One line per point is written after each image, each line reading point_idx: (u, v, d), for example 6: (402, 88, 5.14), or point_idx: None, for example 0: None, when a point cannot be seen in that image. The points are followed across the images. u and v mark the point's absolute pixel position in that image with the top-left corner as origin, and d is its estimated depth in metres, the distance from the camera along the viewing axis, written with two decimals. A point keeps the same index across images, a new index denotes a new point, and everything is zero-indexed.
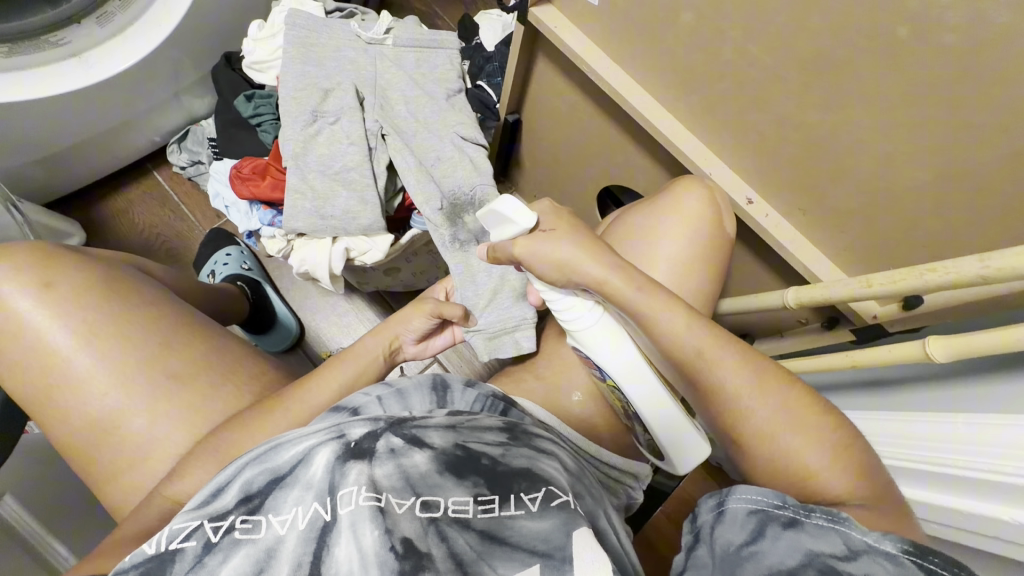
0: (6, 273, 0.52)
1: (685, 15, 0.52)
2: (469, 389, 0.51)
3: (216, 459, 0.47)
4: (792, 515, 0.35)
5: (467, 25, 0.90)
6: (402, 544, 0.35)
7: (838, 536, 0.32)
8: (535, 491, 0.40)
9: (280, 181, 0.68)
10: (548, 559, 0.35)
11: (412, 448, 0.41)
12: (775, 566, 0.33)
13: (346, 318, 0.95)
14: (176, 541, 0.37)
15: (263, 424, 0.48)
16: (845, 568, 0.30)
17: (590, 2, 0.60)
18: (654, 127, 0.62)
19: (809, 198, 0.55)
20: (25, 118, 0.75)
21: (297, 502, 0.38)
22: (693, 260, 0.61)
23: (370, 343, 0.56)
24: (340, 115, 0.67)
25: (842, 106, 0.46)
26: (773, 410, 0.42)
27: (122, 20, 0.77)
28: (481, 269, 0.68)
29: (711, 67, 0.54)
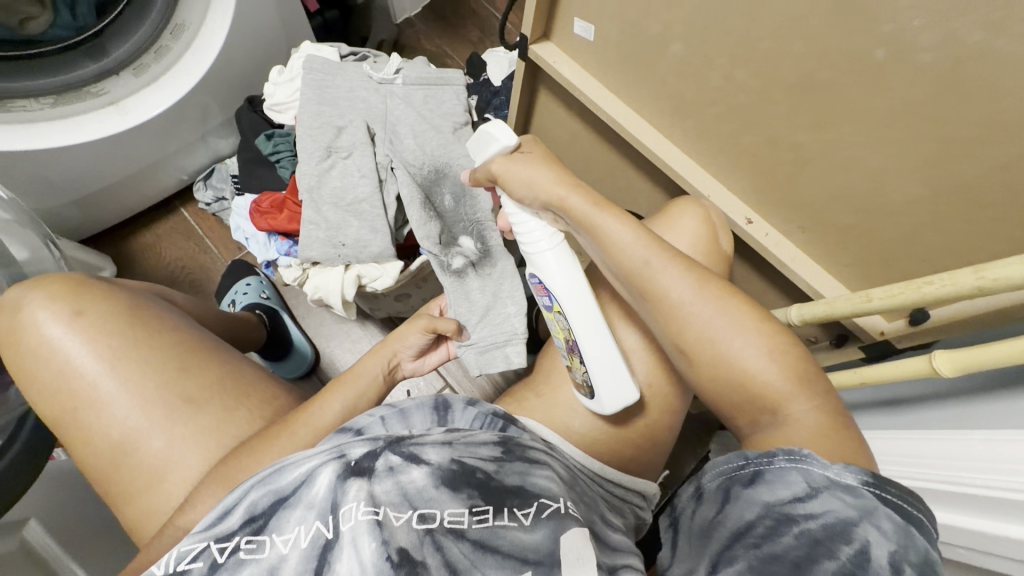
0: (42, 302, 0.56)
1: (676, 46, 0.55)
2: (469, 408, 0.52)
3: (228, 482, 0.48)
4: (754, 470, 0.37)
5: (474, 62, 0.95)
6: (398, 554, 0.36)
7: (799, 475, 0.34)
8: (527, 506, 0.41)
9: (296, 214, 0.72)
10: (538, 566, 0.36)
11: (409, 464, 0.42)
12: (737, 526, 0.35)
13: (361, 345, 0.98)
14: (183, 562, 0.37)
15: (273, 443, 0.50)
16: (801, 510, 0.33)
17: (585, 39, 0.64)
18: (652, 153, 0.64)
19: (806, 216, 0.56)
20: (66, 162, 0.81)
21: (300, 521, 0.39)
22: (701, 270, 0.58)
23: (370, 361, 0.57)
24: (353, 149, 0.70)
25: (831, 123, 0.47)
26: (714, 315, 0.43)
27: (156, 70, 0.84)
28: (475, 286, 0.70)
29: (703, 93, 0.56)
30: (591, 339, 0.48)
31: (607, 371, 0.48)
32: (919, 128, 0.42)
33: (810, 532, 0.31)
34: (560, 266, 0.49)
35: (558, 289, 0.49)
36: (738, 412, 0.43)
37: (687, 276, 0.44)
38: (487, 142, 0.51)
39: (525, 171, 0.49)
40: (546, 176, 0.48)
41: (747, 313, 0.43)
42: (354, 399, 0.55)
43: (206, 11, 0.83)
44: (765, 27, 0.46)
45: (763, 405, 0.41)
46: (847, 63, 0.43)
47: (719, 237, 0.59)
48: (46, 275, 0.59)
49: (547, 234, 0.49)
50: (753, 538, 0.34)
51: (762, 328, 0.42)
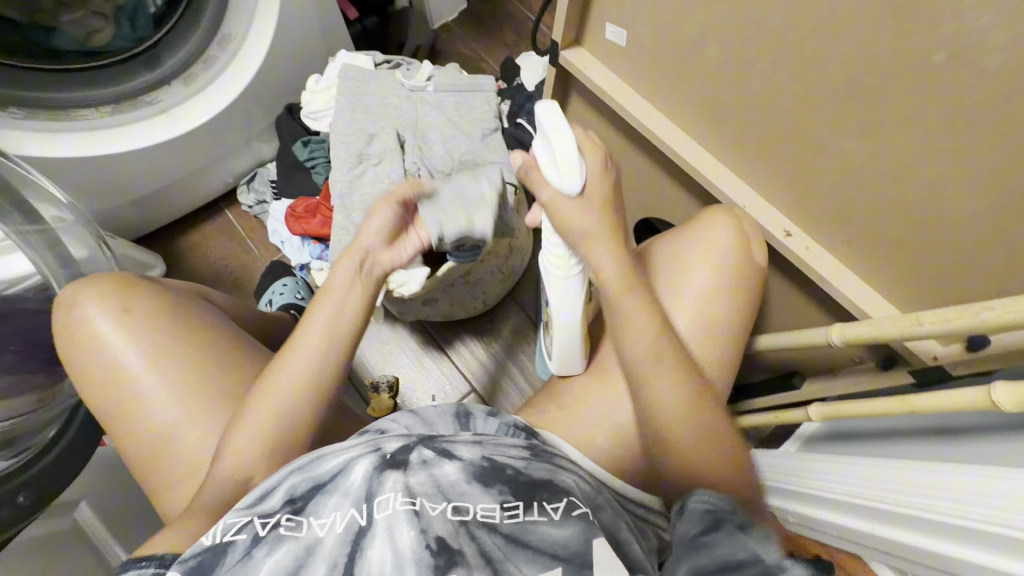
0: (93, 299, 0.59)
1: (711, 50, 0.52)
2: (491, 418, 0.52)
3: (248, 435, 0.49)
4: (739, 520, 0.43)
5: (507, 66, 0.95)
6: (436, 543, 0.36)
7: (771, 546, 0.41)
8: (556, 501, 0.40)
9: (329, 219, 0.74)
10: (568, 564, 0.36)
11: (442, 459, 0.42)
12: (724, 556, 0.39)
13: (390, 347, 1.00)
14: (229, 533, 0.39)
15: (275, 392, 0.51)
16: (762, 556, 0.40)
17: (619, 44, 0.62)
18: (685, 160, 0.61)
19: (852, 230, 0.53)
20: (122, 166, 0.86)
21: (336, 507, 0.39)
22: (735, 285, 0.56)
23: (340, 272, 0.55)
24: (382, 156, 0.71)
25: (880, 130, 0.44)
26: (694, 429, 0.49)
27: (204, 79, 0.89)
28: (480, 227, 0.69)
29: (739, 100, 0.53)
30: (563, 345, 0.58)
31: (566, 364, 0.60)
32: (982, 139, 0.39)
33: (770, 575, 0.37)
34: (564, 290, 0.56)
35: (554, 300, 0.57)
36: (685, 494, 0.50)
37: (684, 392, 0.49)
38: (551, 161, 0.49)
39: (570, 216, 0.50)
40: (596, 226, 0.50)
41: (718, 432, 0.49)
42: (331, 322, 0.53)
43: (251, 22, 0.86)
44: (811, 30, 0.43)
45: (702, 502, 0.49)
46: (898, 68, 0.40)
47: (753, 250, 0.56)
48: (96, 275, 0.63)
49: (567, 264, 0.54)
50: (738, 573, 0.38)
51: (727, 440, 0.50)
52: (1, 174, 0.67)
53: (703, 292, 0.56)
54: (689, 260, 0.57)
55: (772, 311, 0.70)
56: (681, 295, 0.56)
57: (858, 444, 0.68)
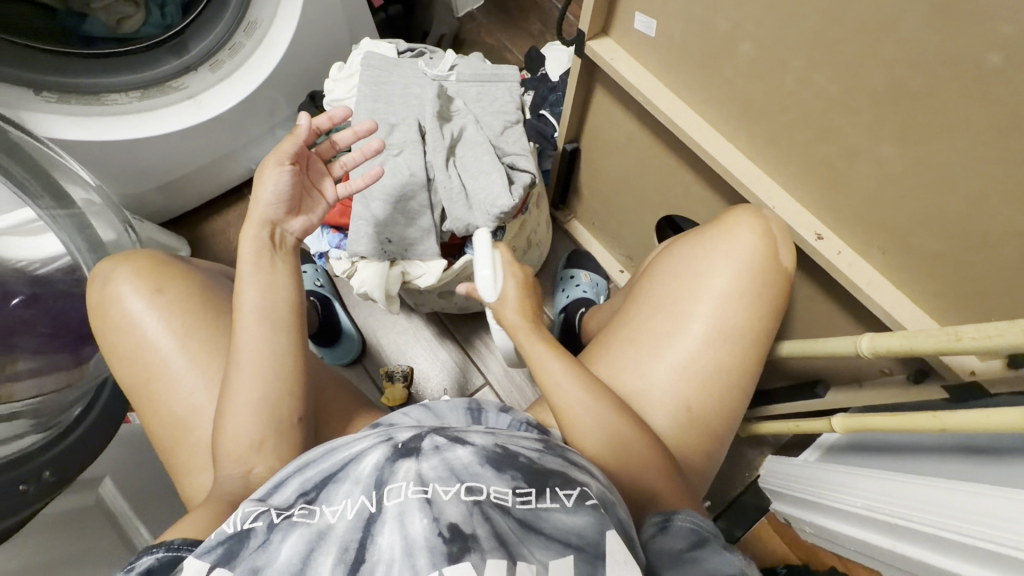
0: (127, 276, 0.61)
1: (746, 44, 0.50)
2: (503, 414, 0.52)
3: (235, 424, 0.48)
4: (721, 541, 0.42)
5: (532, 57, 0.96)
6: (449, 530, 0.34)
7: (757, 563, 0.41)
8: (570, 488, 0.40)
9: (348, 208, 0.74)
10: (581, 553, 0.35)
11: (454, 443, 0.41)
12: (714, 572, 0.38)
13: (406, 338, 1.01)
14: (247, 521, 0.37)
15: (237, 379, 0.50)
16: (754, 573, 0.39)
17: (646, 35, 0.59)
18: (712, 158, 0.59)
19: (888, 237, 0.50)
20: (149, 151, 0.88)
21: (347, 495, 0.38)
22: (756, 291, 0.54)
23: (256, 247, 0.54)
24: (404, 147, 0.68)
25: (923, 129, 0.41)
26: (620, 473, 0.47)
27: (230, 66, 0.89)
28: (469, 176, 0.67)
29: (774, 97, 0.51)
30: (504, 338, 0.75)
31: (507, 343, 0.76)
32: None
33: None
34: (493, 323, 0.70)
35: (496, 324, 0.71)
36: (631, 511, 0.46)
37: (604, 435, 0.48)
38: (489, 262, 0.62)
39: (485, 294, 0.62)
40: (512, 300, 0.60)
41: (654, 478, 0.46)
42: (256, 314, 0.51)
43: (277, 9, 0.86)
44: (855, 23, 0.41)
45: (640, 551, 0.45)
46: (950, 70, 0.37)
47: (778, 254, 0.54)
48: (131, 252, 0.64)
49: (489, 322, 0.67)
50: None
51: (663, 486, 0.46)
52: (34, 157, 0.69)
53: (725, 296, 0.54)
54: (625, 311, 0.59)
55: (798, 317, 0.67)
56: (701, 299, 0.54)
57: (891, 457, 0.65)
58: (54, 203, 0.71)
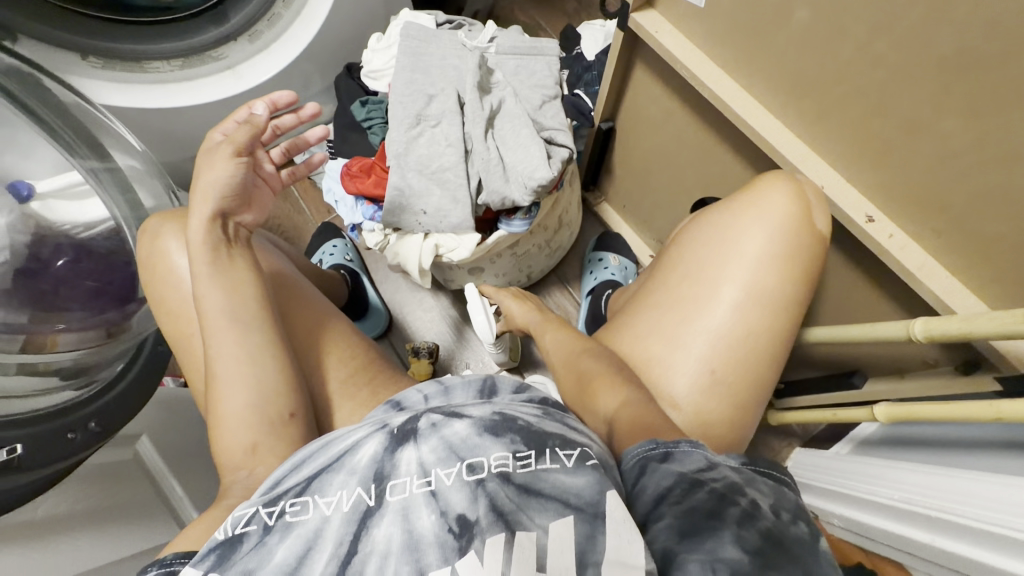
0: (176, 231, 0.62)
1: (803, 12, 0.48)
2: (518, 393, 0.50)
3: (224, 428, 0.48)
4: (663, 451, 0.40)
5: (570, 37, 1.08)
6: (457, 522, 0.35)
7: (700, 454, 0.39)
8: (570, 448, 0.39)
9: (383, 179, 0.74)
10: (580, 513, 0.35)
11: (452, 419, 0.42)
12: (653, 495, 0.37)
13: (433, 315, 1.01)
14: (239, 526, 0.37)
15: (219, 379, 0.49)
16: (702, 475, 0.37)
17: (693, 5, 0.57)
18: (759, 135, 0.57)
19: (948, 220, 0.48)
20: (187, 120, 0.89)
21: (342, 486, 0.38)
22: (787, 253, 0.53)
23: (212, 233, 0.53)
24: (442, 117, 0.68)
25: (983, 96, 0.40)
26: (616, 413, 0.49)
27: (268, 37, 0.90)
28: (504, 147, 0.67)
29: (830, 68, 0.49)
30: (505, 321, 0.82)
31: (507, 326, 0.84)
32: None
33: (714, 488, 0.35)
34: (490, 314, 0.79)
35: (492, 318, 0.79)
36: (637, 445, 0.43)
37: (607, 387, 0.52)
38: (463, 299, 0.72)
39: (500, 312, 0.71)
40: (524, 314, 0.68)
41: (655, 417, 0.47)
42: (220, 305, 0.50)
43: None
44: None
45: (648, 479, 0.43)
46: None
47: (813, 217, 0.53)
48: (179, 210, 0.65)
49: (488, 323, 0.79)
50: (671, 499, 0.36)
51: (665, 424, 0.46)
52: (82, 121, 0.73)
53: (758, 260, 0.53)
54: (647, 283, 0.60)
55: (839, 305, 0.65)
56: (728, 265, 0.54)
57: (931, 451, 0.63)
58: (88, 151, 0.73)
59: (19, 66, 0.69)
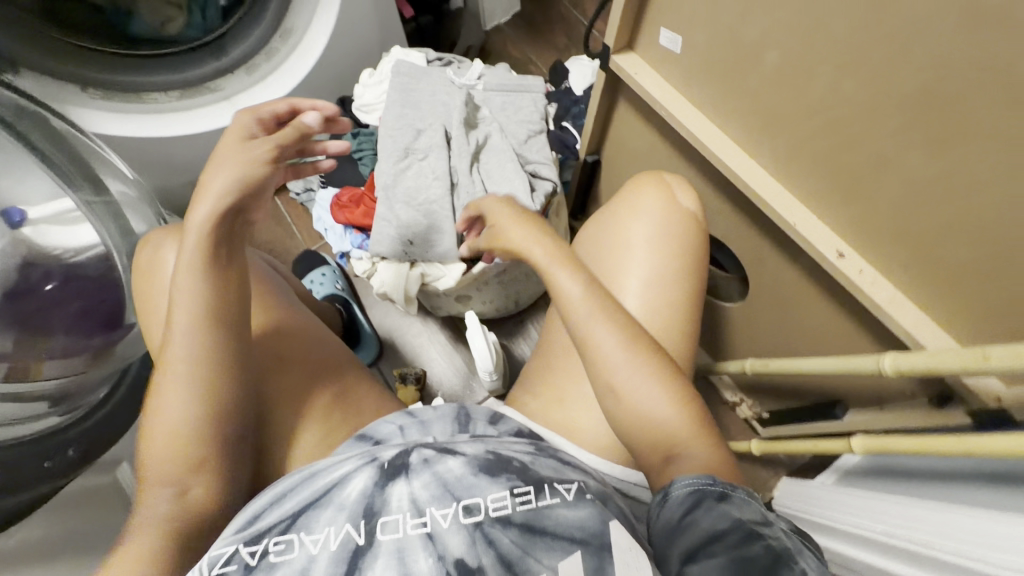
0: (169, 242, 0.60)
1: (771, 57, 0.50)
2: (494, 422, 0.52)
3: (160, 432, 0.45)
4: (721, 490, 0.39)
5: (558, 69, 1.15)
6: (454, 563, 0.37)
7: (759, 507, 0.38)
8: (567, 483, 0.42)
9: (372, 209, 0.76)
10: (587, 546, 0.38)
11: (445, 456, 0.44)
12: (708, 536, 0.36)
13: (421, 340, 1.02)
14: (216, 566, 0.39)
15: (169, 372, 0.46)
16: (762, 529, 0.36)
17: (670, 50, 0.60)
18: (733, 173, 0.59)
19: (916, 258, 0.49)
20: (184, 148, 0.91)
21: (329, 522, 0.40)
22: (670, 235, 0.59)
23: (222, 225, 0.49)
24: (429, 151, 0.70)
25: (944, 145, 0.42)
26: (624, 361, 0.46)
27: (265, 69, 0.92)
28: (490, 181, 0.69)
29: (802, 113, 0.51)
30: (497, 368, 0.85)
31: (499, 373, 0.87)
32: None
33: (773, 548, 0.35)
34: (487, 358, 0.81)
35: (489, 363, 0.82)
36: (648, 451, 0.45)
37: (618, 337, 0.47)
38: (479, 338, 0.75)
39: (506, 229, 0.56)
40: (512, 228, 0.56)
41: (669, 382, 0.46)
42: (210, 297, 0.47)
43: (312, 16, 0.89)
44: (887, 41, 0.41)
45: (664, 448, 0.44)
46: (994, 74, 0.37)
47: (676, 198, 0.61)
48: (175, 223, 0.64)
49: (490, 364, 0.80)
50: (725, 544, 0.35)
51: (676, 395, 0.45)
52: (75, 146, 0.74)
53: (645, 244, 0.60)
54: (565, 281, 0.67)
55: (816, 337, 0.66)
56: (625, 252, 0.60)
57: (911, 484, 0.63)
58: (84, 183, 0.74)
59: (17, 100, 0.70)
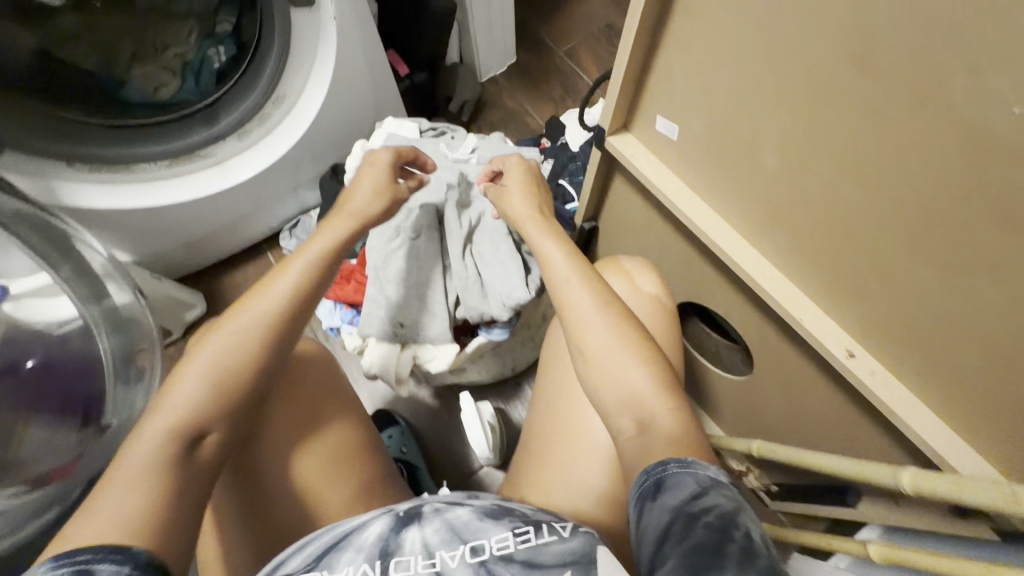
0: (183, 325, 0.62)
1: (769, 158, 0.48)
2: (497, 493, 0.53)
3: (201, 367, 0.47)
4: (656, 478, 0.39)
5: (554, 124, 1.13)
6: None
7: (690, 478, 0.38)
8: (566, 523, 0.42)
9: (363, 285, 0.74)
10: (577, 566, 0.38)
11: (453, 505, 0.46)
12: (657, 533, 0.36)
13: (413, 408, 0.97)
14: None
15: (231, 322, 0.50)
16: (697, 505, 0.36)
17: (667, 136, 0.58)
18: (736, 264, 0.57)
19: (929, 366, 0.47)
20: (175, 214, 0.90)
21: (349, 562, 0.41)
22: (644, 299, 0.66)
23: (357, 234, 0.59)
24: (421, 231, 0.68)
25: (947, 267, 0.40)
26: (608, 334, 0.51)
27: (256, 134, 0.91)
28: (482, 262, 0.67)
29: (806, 214, 0.49)
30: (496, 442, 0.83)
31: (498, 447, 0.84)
32: None
33: (712, 522, 0.34)
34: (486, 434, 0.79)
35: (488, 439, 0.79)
36: (621, 412, 0.47)
37: (596, 301, 0.53)
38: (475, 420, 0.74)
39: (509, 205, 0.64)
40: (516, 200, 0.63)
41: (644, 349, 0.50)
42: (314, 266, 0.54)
43: (305, 83, 0.89)
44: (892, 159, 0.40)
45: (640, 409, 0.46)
46: (992, 181, 0.35)
47: (637, 283, 0.67)
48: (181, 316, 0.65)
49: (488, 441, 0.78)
50: (672, 537, 0.35)
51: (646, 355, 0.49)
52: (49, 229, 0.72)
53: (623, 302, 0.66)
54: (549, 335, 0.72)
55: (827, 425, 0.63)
56: None
57: None
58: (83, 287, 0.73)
59: (33, 212, 0.69)
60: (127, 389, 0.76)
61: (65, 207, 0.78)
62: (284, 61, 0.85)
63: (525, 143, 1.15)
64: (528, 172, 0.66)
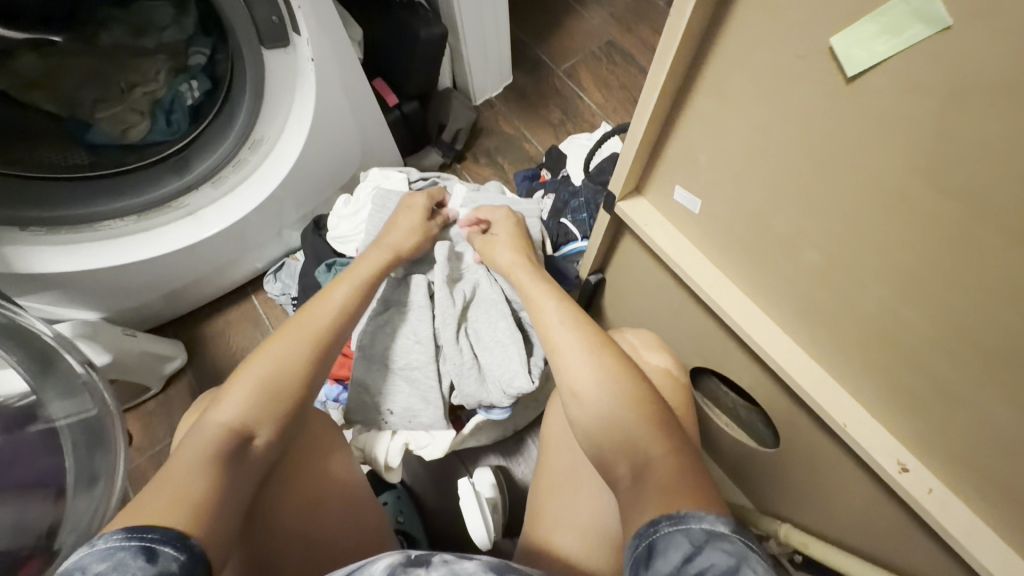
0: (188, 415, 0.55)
1: (812, 251, 0.43)
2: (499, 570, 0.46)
3: (256, 375, 0.48)
4: (648, 543, 0.34)
5: (554, 155, 1.06)
6: None
7: (683, 536, 0.33)
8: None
9: (348, 358, 0.68)
10: None
11: (463, 558, 0.39)
12: None
13: (409, 472, 0.89)
14: None
15: (283, 336, 0.52)
16: (692, 566, 0.31)
17: (690, 207, 0.52)
18: (769, 355, 0.50)
19: (1001, 493, 0.41)
20: (149, 268, 0.83)
21: None
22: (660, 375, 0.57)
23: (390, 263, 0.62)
24: (411, 309, 0.64)
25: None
26: (603, 389, 0.47)
27: (233, 180, 0.84)
28: (476, 341, 0.63)
29: (857, 314, 0.43)
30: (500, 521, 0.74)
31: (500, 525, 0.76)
32: None
33: None
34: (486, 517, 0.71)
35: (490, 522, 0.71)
36: (617, 458, 0.44)
37: (587, 347, 0.50)
38: (472, 504, 0.68)
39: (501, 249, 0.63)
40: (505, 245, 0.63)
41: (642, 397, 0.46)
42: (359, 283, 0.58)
43: (284, 125, 0.82)
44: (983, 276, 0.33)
45: (636, 455, 0.43)
46: None
47: (641, 357, 0.59)
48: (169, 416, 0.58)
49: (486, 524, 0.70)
50: None
51: (646, 402, 0.46)
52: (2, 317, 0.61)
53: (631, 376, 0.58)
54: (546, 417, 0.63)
55: (867, 520, 0.57)
56: None
57: None
58: (39, 374, 0.62)
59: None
60: (87, 494, 0.60)
61: (20, 274, 0.72)
62: (259, 104, 0.76)
63: (523, 175, 1.08)
64: (516, 225, 0.66)
